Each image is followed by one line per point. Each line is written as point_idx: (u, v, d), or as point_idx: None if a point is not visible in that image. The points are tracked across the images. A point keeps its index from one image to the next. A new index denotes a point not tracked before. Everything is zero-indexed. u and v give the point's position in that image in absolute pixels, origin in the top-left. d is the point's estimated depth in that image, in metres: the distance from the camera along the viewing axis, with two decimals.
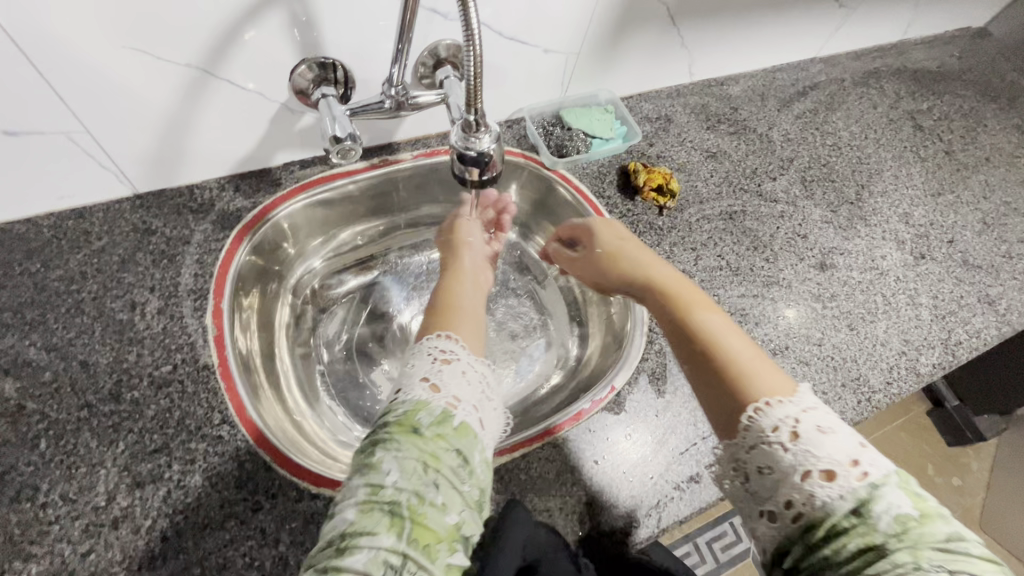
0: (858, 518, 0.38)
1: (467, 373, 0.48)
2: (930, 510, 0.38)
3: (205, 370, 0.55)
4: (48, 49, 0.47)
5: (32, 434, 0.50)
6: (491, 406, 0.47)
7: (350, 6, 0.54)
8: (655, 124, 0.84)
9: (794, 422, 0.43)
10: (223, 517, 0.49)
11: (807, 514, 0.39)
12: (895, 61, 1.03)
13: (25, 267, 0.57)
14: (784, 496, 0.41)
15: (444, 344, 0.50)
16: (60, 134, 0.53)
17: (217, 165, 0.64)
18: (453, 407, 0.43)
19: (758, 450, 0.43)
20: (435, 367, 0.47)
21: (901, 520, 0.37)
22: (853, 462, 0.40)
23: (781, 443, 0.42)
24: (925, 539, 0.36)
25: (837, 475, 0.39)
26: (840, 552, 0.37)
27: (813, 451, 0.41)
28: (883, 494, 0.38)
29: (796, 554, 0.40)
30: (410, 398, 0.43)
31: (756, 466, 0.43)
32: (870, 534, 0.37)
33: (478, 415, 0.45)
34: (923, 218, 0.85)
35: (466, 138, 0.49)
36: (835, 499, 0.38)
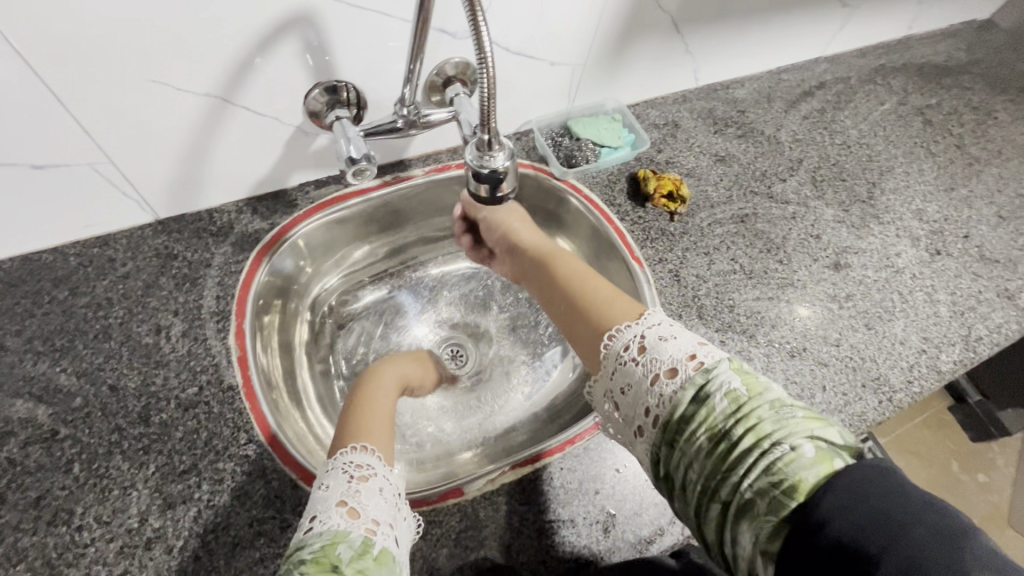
0: (699, 406, 0.41)
1: (385, 490, 0.45)
2: (758, 386, 0.42)
3: (230, 390, 0.56)
4: (74, 85, 0.49)
5: (65, 459, 0.51)
6: (405, 518, 0.46)
7: (361, 29, 0.55)
8: (663, 131, 0.85)
9: (640, 339, 0.46)
10: (252, 535, 0.50)
11: (663, 414, 0.43)
12: (901, 57, 1.03)
13: (53, 295, 0.59)
14: (644, 404, 0.44)
15: (360, 458, 0.47)
16: (85, 166, 0.55)
17: (235, 188, 0.65)
18: (373, 532, 0.41)
19: (619, 372, 0.46)
20: (352, 486, 0.44)
21: (732, 400, 0.41)
22: (692, 357, 0.44)
23: (632, 358, 0.45)
24: (755, 413, 0.40)
25: (678, 371, 0.43)
26: (692, 444, 0.41)
27: (658, 357, 0.44)
28: (716, 377, 0.42)
29: (664, 458, 0.43)
30: (327, 528, 0.40)
31: (620, 387, 0.46)
32: (711, 419, 0.40)
33: (396, 535, 0.43)
34: (937, 213, 0.85)
35: (480, 158, 0.50)
36: (678, 392, 0.42)
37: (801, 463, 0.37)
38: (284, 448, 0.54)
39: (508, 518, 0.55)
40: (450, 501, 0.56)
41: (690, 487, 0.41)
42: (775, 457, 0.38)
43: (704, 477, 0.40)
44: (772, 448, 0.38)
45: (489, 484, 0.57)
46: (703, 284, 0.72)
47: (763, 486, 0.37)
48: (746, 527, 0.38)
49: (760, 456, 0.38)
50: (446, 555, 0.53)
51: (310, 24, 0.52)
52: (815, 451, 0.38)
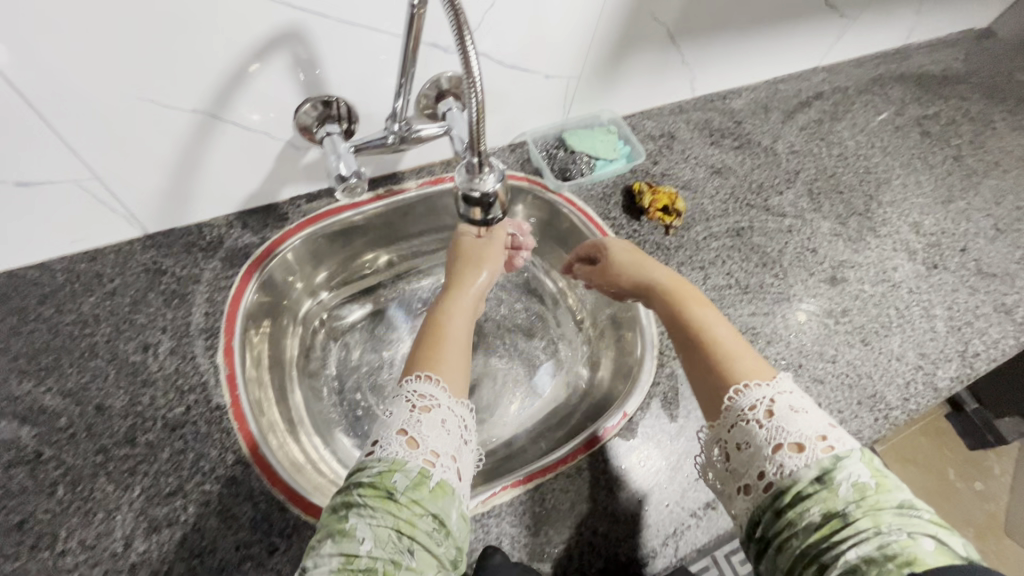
0: (821, 486, 0.40)
1: (447, 422, 0.45)
2: (890, 482, 0.40)
3: (218, 410, 0.55)
4: (58, 103, 0.48)
5: (50, 481, 0.50)
6: (468, 450, 0.46)
7: (351, 43, 0.54)
8: (659, 142, 0.84)
9: (770, 403, 0.45)
10: (239, 559, 0.49)
11: (776, 484, 0.42)
12: (899, 67, 1.02)
13: (39, 312, 0.58)
14: (758, 467, 0.43)
15: (422, 387, 0.46)
16: (72, 182, 0.54)
17: (225, 203, 0.64)
18: (430, 464, 0.41)
19: (738, 427, 0.46)
20: (414, 416, 0.44)
21: (860, 487, 0.39)
22: (822, 437, 0.43)
23: (757, 420, 0.45)
24: (882, 503, 0.39)
25: (806, 448, 0.42)
26: (803, 517, 0.40)
27: (785, 427, 0.44)
28: (846, 464, 0.40)
29: (764, 522, 0.42)
30: (387, 455, 0.41)
31: (735, 443, 0.46)
32: (831, 500, 0.39)
33: (456, 467, 0.43)
34: (934, 226, 0.84)
35: (472, 179, 0.49)
36: (802, 468, 0.41)
37: (920, 550, 0.36)
38: (272, 469, 0.53)
39: (499, 540, 0.55)
40: None
41: (786, 552, 0.40)
42: (891, 540, 0.37)
43: (805, 546, 0.39)
44: (888, 532, 0.37)
45: (480, 506, 0.56)
46: None
47: (872, 559, 0.36)
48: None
49: (873, 535, 0.37)
50: None
51: (299, 40, 0.52)
52: (936, 545, 0.36)
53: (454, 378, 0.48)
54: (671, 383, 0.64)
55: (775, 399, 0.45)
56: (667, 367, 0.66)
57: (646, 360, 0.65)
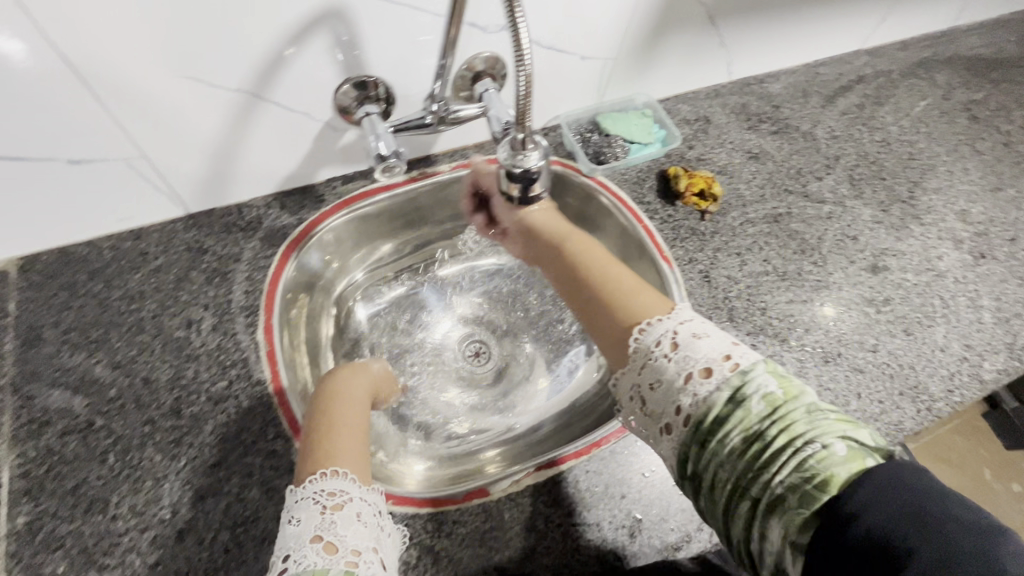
0: (734, 406, 0.41)
1: (363, 513, 0.41)
2: (794, 388, 0.42)
3: (259, 385, 0.56)
4: (110, 81, 0.49)
5: (100, 449, 0.52)
6: (387, 535, 0.43)
7: (391, 22, 0.54)
8: (694, 126, 0.82)
9: (673, 335, 0.46)
10: (281, 530, 0.50)
11: (695, 414, 0.42)
12: (946, 50, 0.98)
13: (89, 287, 0.60)
14: (676, 403, 0.43)
15: (331, 484, 0.42)
16: (121, 161, 0.56)
17: (264, 183, 0.65)
18: (354, 565, 0.37)
19: (649, 366, 0.45)
20: (326, 518, 0.40)
21: (769, 401, 0.41)
22: (726, 357, 0.44)
23: (664, 354, 0.45)
24: (791, 414, 0.41)
25: (713, 371, 0.43)
26: (726, 444, 0.41)
27: (691, 355, 0.44)
28: (752, 378, 0.42)
29: (692, 457, 0.43)
30: (304, 569, 0.36)
31: (648, 383, 0.45)
32: (746, 421, 0.41)
33: (381, 558, 0.40)
34: (982, 215, 0.81)
35: (514, 156, 0.49)
36: (713, 392, 0.42)
37: (834, 462, 0.38)
38: None
39: (533, 520, 0.55)
40: (474, 501, 0.55)
41: (718, 485, 0.41)
42: (807, 454, 0.39)
43: (733, 478, 0.40)
44: (803, 446, 0.39)
45: (512, 485, 0.56)
46: (734, 285, 0.71)
47: (795, 482, 0.38)
48: (775, 520, 0.39)
49: (793, 455, 0.39)
50: (471, 555, 0.53)
51: (341, 18, 0.52)
52: (846, 449, 0.39)
53: (358, 462, 0.46)
54: None
55: (677, 330, 0.46)
56: None
57: None
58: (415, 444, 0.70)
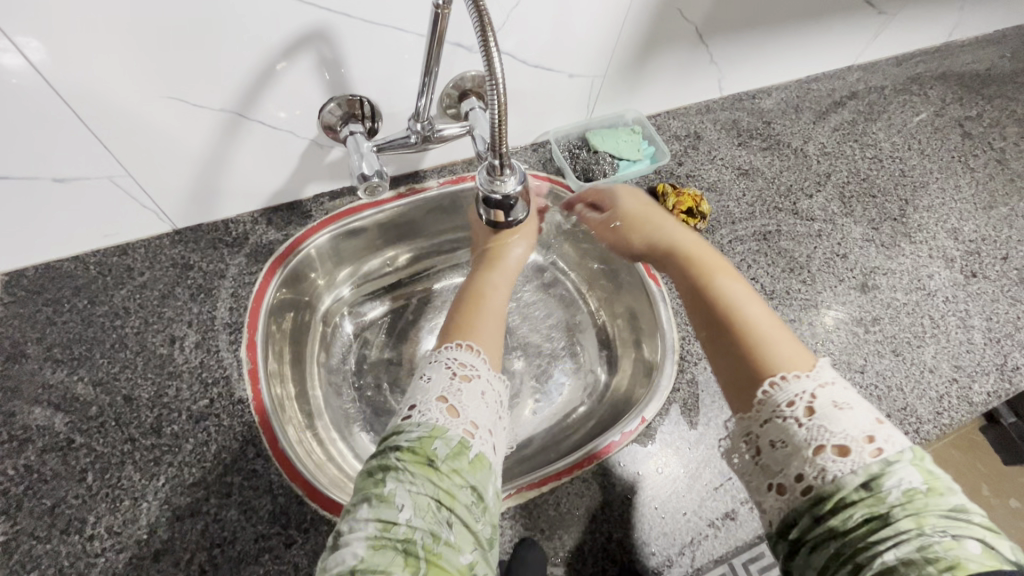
0: (867, 492, 0.38)
1: (486, 395, 0.46)
2: (942, 486, 0.38)
3: (240, 404, 0.56)
4: (93, 103, 0.50)
5: (80, 468, 0.52)
6: (503, 427, 0.47)
7: (375, 43, 0.54)
8: (685, 142, 0.82)
9: (810, 398, 0.44)
10: (258, 551, 0.50)
11: (819, 488, 0.40)
12: (940, 65, 0.98)
13: (73, 303, 0.60)
14: (796, 469, 0.42)
15: (462, 355, 0.49)
16: (105, 179, 0.56)
17: (251, 199, 0.66)
18: (470, 435, 0.42)
19: (773, 424, 0.44)
20: (454, 385, 0.45)
21: (908, 492, 0.37)
22: (868, 439, 0.40)
23: (796, 418, 0.43)
24: (929, 507, 0.37)
25: (849, 452, 0.40)
26: (846, 522, 0.38)
27: (826, 426, 0.41)
28: (895, 470, 0.38)
29: (801, 525, 0.40)
30: (427, 421, 0.42)
31: (768, 440, 0.44)
32: (876, 505, 0.38)
33: (493, 444, 0.44)
34: (974, 233, 0.81)
35: (493, 182, 0.49)
36: (847, 474, 0.39)
37: (964, 553, 0.34)
38: (290, 464, 0.54)
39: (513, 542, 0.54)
40: None
41: (822, 551, 0.39)
42: (933, 541, 0.35)
43: (840, 547, 0.38)
44: (932, 533, 0.36)
45: None
46: None
47: (911, 560, 0.35)
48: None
49: (916, 536, 0.36)
50: None
51: (325, 40, 0.52)
52: (983, 548, 0.35)
53: (490, 351, 0.52)
54: (691, 389, 0.64)
55: (816, 392, 0.44)
56: (688, 372, 0.65)
57: (666, 364, 0.64)
58: None
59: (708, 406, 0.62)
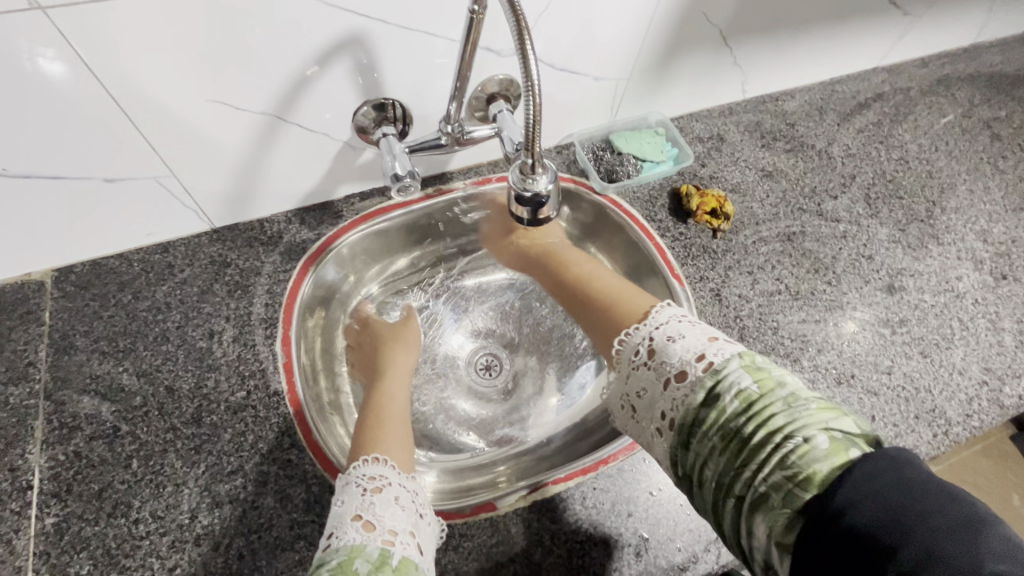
0: (710, 407, 0.42)
1: (401, 498, 0.47)
2: (770, 380, 0.43)
3: (275, 396, 0.58)
4: (143, 106, 0.52)
5: (125, 454, 0.55)
6: (426, 523, 0.48)
7: (409, 47, 0.56)
8: (708, 144, 0.83)
9: (650, 341, 0.48)
10: (293, 538, 0.52)
11: (677, 417, 0.44)
12: (967, 66, 0.97)
13: (118, 298, 0.63)
14: (659, 410, 0.46)
15: (372, 469, 0.49)
16: (151, 179, 0.59)
17: (285, 200, 0.68)
18: (390, 543, 0.43)
19: (632, 376, 0.48)
20: (366, 498, 0.45)
21: (742, 396, 0.41)
22: (700, 357, 0.45)
23: (643, 362, 0.47)
24: (767, 406, 0.41)
25: (688, 374, 0.44)
26: (706, 444, 0.42)
27: (667, 360, 0.46)
28: (726, 376, 0.43)
29: (681, 458, 0.44)
30: (344, 544, 0.42)
31: (635, 392, 0.48)
32: (721, 418, 0.42)
33: (415, 542, 0.44)
34: (1004, 235, 0.80)
35: (524, 180, 0.50)
36: (690, 394, 0.43)
37: (815, 454, 0.38)
38: (325, 454, 0.56)
39: (540, 536, 0.55)
40: (481, 515, 0.56)
41: (705, 484, 0.42)
42: (788, 450, 0.39)
43: (718, 474, 0.41)
44: (785, 441, 0.39)
45: (520, 500, 0.57)
46: (746, 304, 0.71)
47: (778, 478, 0.38)
48: (759, 521, 0.38)
49: (773, 450, 0.39)
50: (476, 569, 0.54)
51: (362, 45, 0.54)
52: (829, 441, 0.38)
53: (397, 455, 0.52)
54: None
55: (653, 335, 0.48)
56: None
57: None
58: (427, 455, 0.71)
59: None
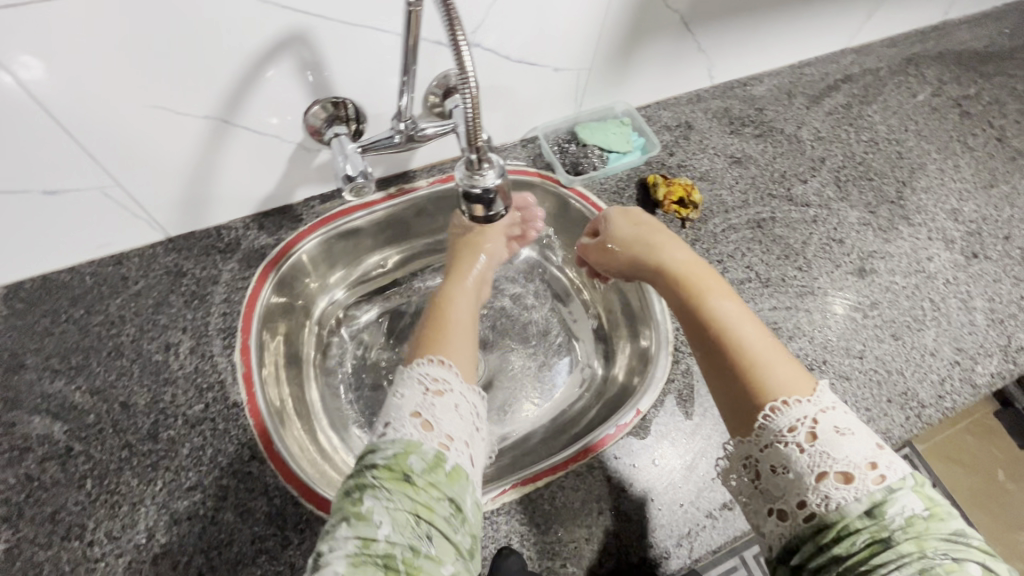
0: (869, 517, 0.38)
1: (460, 406, 0.45)
2: (942, 511, 0.39)
3: (235, 407, 0.57)
4: (76, 114, 0.50)
5: (78, 474, 0.53)
6: (481, 438, 0.46)
7: (355, 43, 0.54)
8: (675, 133, 0.82)
9: (811, 423, 0.42)
10: (255, 552, 0.50)
11: (820, 514, 0.40)
12: (936, 45, 0.96)
13: (70, 313, 0.61)
14: (798, 497, 0.41)
15: (435, 370, 0.46)
16: (95, 190, 0.57)
17: (242, 205, 0.66)
18: (445, 447, 0.41)
19: (768, 450, 0.43)
20: (427, 399, 0.44)
21: (910, 515, 0.38)
22: (871, 465, 0.40)
23: (799, 444, 0.42)
24: (930, 531, 0.37)
25: (854, 479, 0.39)
26: (848, 546, 0.38)
27: (830, 453, 0.41)
28: (898, 495, 0.38)
29: (805, 551, 0.40)
30: (400, 438, 0.40)
31: (769, 465, 0.44)
32: (878, 530, 0.38)
33: (469, 453, 0.43)
34: (974, 213, 0.79)
35: (471, 176, 0.49)
36: (849, 501, 0.39)
37: None
38: (285, 464, 0.54)
39: (507, 538, 0.54)
40: None
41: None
42: (935, 564, 0.36)
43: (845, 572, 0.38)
44: (934, 556, 0.36)
45: (490, 503, 0.55)
46: None
47: None
48: None
49: (916, 560, 0.36)
50: None
51: (305, 43, 0.52)
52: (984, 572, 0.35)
53: (463, 360, 0.49)
54: (686, 380, 0.63)
55: (817, 417, 0.43)
56: (682, 363, 0.64)
57: (660, 356, 0.64)
58: None
59: (703, 396, 0.62)
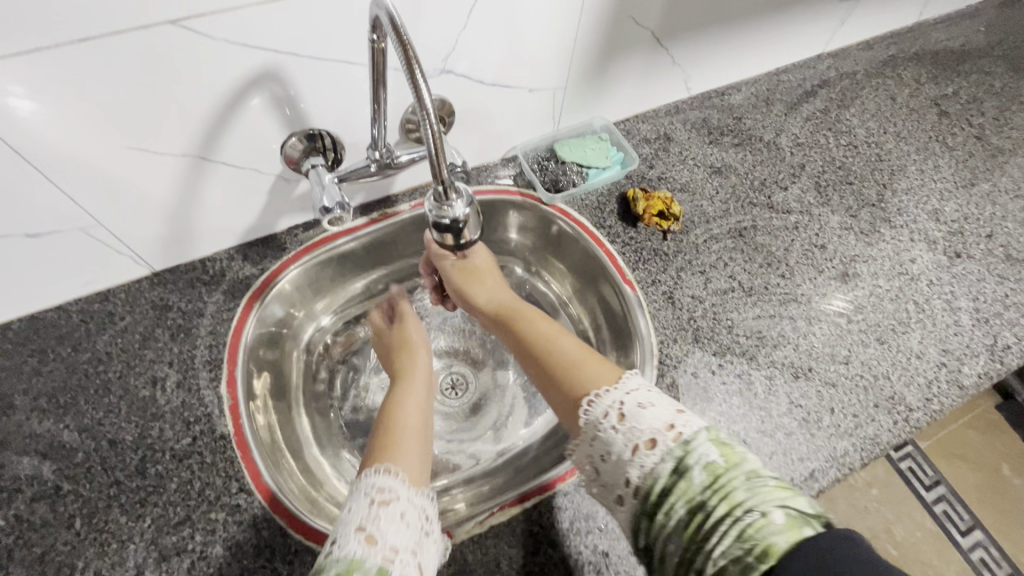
0: (677, 476, 0.40)
1: (407, 514, 0.43)
2: (735, 454, 0.41)
3: (222, 440, 0.57)
4: (56, 161, 0.51)
5: (68, 514, 0.53)
6: (431, 544, 0.44)
7: (327, 76, 0.55)
8: (654, 145, 0.82)
9: (621, 405, 0.45)
10: None
11: (643, 485, 0.41)
12: (912, 46, 0.97)
13: (58, 352, 0.62)
14: (625, 475, 0.42)
15: (382, 481, 0.45)
16: (78, 231, 0.58)
17: (226, 236, 0.67)
18: (390, 561, 0.39)
19: (598, 440, 0.45)
20: (372, 511, 0.42)
21: (709, 470, 0.39)
22: (670, 426, 0.42)
23: (612, 427, 0.44)
24: (729, 480, 0.39)
25: (658, 442, 0.42)
26: (670, 517, 0.39)
27: (637, 425, 0.43)
28: (694, 447, 0.40)
29: (644, 529, 0.41)
30: (343, 555, 0.39)
31: (599, 455, 0.45)
32: (688, 492, 0.39)
33: (417, 562, 0.41)
34: (956, 213, 0.80)
35: (439, 207, 0.49)
36: (658, 463, 0.41)
37: (772, 530, 0.36)
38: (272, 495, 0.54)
39: (495, 560, 0.54)
40: None
41: (668, 557, 0.40)
42: (746, 523, 0.37)
43: (681, 551, 0.39)
44: (743, 514, 0.38)
45: (476, 526, 0.55)
46: (699, 305, 0.70)
47: (736, 554, 0.37)
48: None
49: (731, 525, 0.38)
50: None
51: (276, 79, 0.53)
52: (786, 517, 0.37)
53: (411, 467, 0.48)
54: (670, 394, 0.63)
55: (624, 400, 0.45)
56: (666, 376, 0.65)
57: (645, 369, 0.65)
58: None
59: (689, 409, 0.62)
